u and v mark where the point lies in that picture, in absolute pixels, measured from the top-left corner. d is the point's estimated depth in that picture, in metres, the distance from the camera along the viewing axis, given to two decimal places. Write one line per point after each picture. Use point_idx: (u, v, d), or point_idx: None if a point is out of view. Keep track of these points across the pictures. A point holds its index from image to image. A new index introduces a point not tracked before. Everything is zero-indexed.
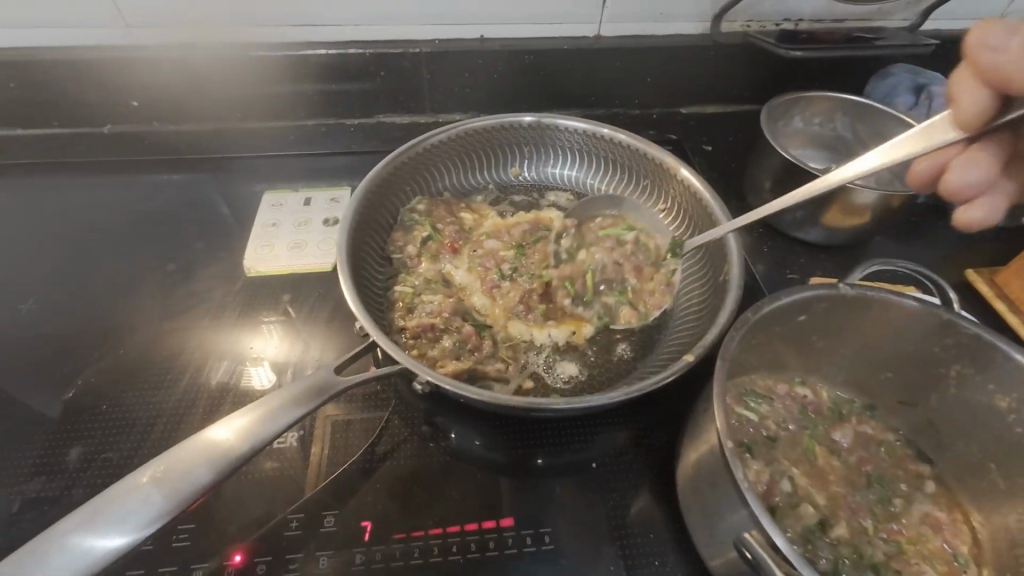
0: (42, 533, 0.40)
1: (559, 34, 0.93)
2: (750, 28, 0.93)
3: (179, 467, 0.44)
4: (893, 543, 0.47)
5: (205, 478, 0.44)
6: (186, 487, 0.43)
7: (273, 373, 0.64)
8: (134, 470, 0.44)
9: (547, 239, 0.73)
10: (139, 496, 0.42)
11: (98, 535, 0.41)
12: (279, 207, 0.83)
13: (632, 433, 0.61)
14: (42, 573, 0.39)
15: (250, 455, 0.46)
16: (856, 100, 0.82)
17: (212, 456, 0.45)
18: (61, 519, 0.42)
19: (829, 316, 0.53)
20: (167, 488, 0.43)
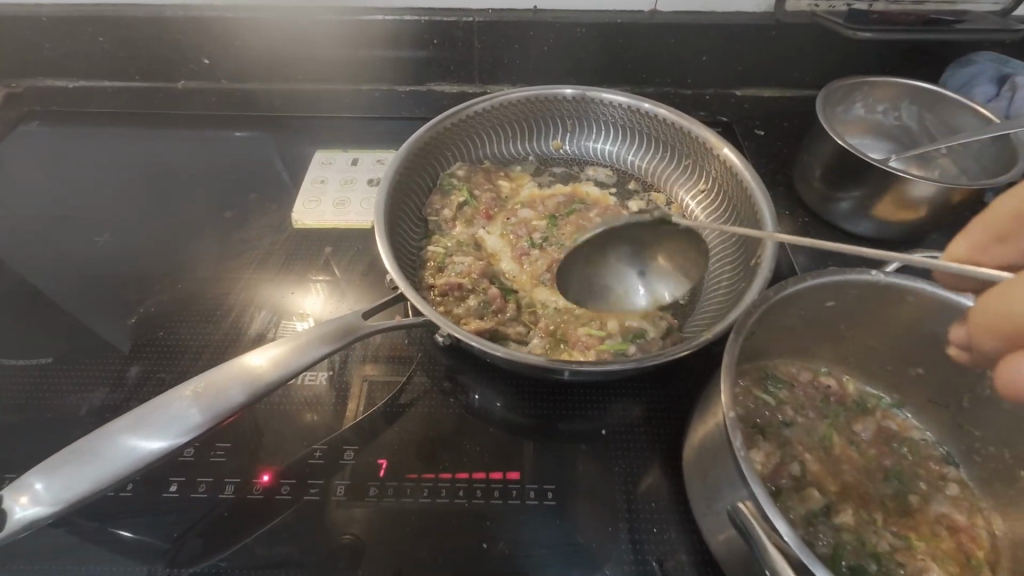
0: (98, 429, 0.46)
1: (613, 7, 0.92)
2: (818, 7, 0.88)
3: (216, 386, 0.48)
4: (902, 537, 0.46)
5: (238, 399, 0.49)
6: (221, 404, 0.48)
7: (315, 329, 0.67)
8: (179, 384, 0.49)
9: (580, 212, 0.74)
10: (180, 407, 0.47)
11: (144, 437, 0.46)
12: (328, 165, 0.87)
13: (645, 406, 0.62)
14: (96, 462, 0.44)
15: (279, 383, 0.50)
16: (925, 88, 0.77)
17: (245, 379, 0.49)
18: (115, 419, 0.47)
19: (861, 304, 0.51)
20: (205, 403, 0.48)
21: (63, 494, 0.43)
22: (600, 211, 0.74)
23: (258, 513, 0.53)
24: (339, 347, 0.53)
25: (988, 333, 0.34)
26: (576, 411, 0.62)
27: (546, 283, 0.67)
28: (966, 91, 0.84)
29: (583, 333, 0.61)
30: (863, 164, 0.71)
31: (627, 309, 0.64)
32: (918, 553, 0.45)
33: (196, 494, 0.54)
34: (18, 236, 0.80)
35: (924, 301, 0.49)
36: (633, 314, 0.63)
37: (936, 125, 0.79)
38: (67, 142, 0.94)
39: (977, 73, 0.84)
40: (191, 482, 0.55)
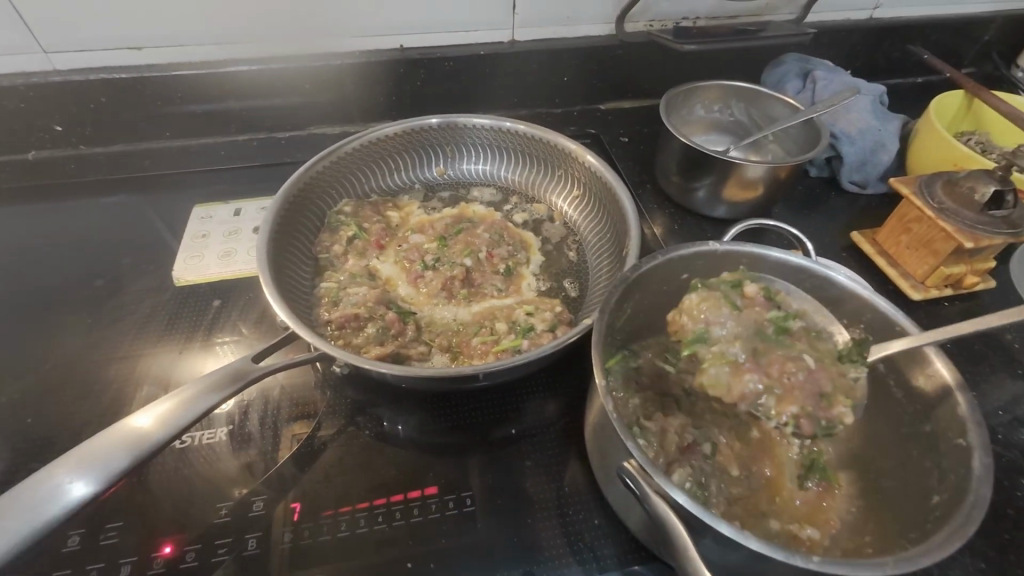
0: None
1: (475, 40, 0.99)
2: (652, 27, 1.01)
3: (91, 459, 0.46)
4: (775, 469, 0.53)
5: (119, 468, 0.46)
6: (98, 477, 0.45)
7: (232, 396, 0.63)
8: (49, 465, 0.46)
9: (469, 229, 0.78)
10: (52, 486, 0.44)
11: (8, 530, 0.42)
12: (209, 218, 0.85)
13: (550, 400, 0.66)
14: None
15: (163, 443, 0.48)
16: (744, 86, 0.90)
17: (126, 445, 0.47)
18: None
19: (710, 273, 0.57)
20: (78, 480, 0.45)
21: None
22: (486, 226, 0.78)
23: None
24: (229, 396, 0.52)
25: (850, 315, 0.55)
26: (487, 417, 0.64)
27: (442, 301, 0.70)
28: (781, 86, 0.99)
29: (480, 342, 0.64)
30: (706, 155, 0.81)
31: (517, 313, 0.67)
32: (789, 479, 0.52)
33: None
34: None
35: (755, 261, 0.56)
36: (526, 315, 0.66)
37: (761, 116, 0.92)
38: None
39: (787, 71, 0.99)
40: (77, 573, 0.50)
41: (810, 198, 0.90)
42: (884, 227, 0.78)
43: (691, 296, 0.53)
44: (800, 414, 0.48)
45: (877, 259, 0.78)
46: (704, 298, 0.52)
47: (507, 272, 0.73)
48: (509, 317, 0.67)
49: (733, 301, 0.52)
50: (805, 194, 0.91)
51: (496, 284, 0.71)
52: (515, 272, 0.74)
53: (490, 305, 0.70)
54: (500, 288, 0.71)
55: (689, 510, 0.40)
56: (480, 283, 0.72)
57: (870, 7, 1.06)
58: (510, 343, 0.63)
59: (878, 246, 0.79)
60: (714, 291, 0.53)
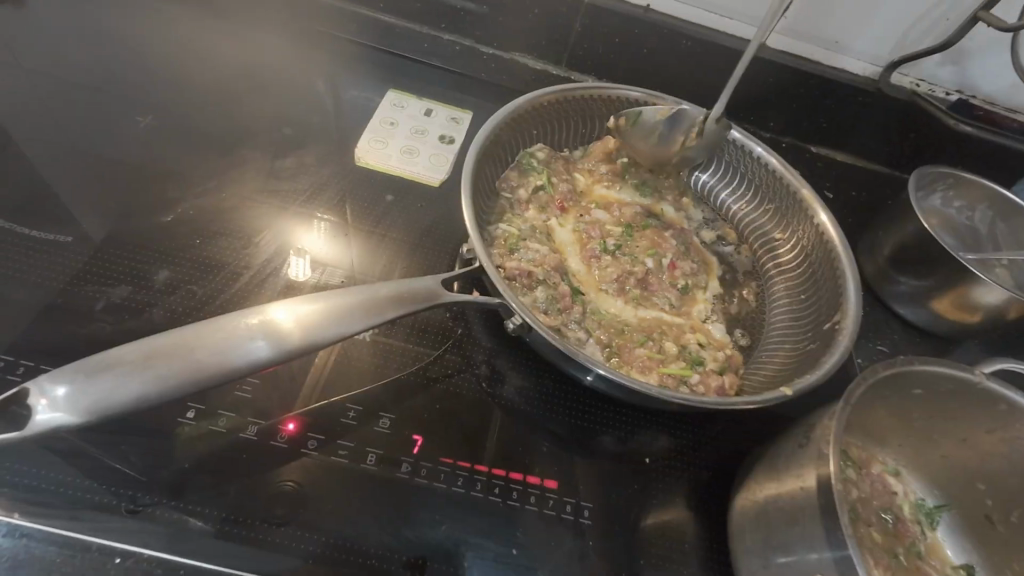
0: (104, 354, 0.40)
1: (724, 30, 0.89)
2: (919, 88, 0.88)
3: (246, 335, 0.44)
4: None
5: (266, 353, 0.44)
6: (248, 356, 0.44)
7: (309, 268, 0.62)
8: (205, 323, 0.44)
9: (657, 228, 0.72)
10: (207, 349, 0.42)
11: (158, 374, 0.40)
12: (399, 109, 0.81)
13: (687, 444, 0.60)
14: (104, 389, 0.39)
15: (310, 344, 0.46)
16: (1010, 196, 0.78)
17: (273, 334, 0.45)
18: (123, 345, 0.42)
19: (947, 400, 0.49)
20: (229, 351, 0.43)
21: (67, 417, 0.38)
22: (675, 233, 0.72)
23: (279, 462, 0.49)
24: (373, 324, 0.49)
25: None
26: (618, 431, 0.60)
27: (611, 292, 0.65)
28: None
29: (646, 355, 0.58)
30: (942, 256, 0.71)
31: (685, 340, 0.61)
32: None
33: (215, 426, 0.49)
34: (46, 96, 0.72)
35: (1013, 411, 0.48)
36: (697, 346, 0.61)
37: (1006, 235, 0.80)
38: (119, 7, 0.85)
39: None
40: (210, 413, 0.50)
41: (1022, 345, 0.78)
42: None
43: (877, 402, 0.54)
44: None
45: None
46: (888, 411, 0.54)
47: (684, 289, 0.67)
48: (678, 339, 0.62)
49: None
50: (1016, 336, 0.79)
51: (669, 299, 0.65)
52: (693, 295, 0.67)
53: (656, 318, 0.64)
54: (673, 304, 0.65)
55: None
56: (654, 291, 0.66)
57: None
58: (677, 369, 0.57)
59: None
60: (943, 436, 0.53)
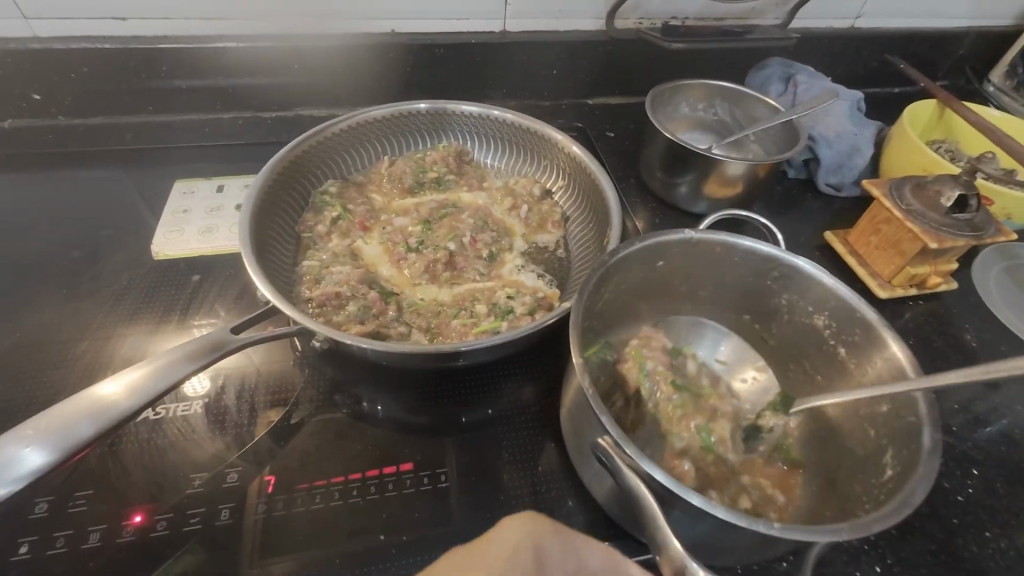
0: None
1: (467, 29, 0.98)
2: (642, 25, 1.02)
3: (65, 420, 0.47)
4: (733, 456, 0.55)
5: (90, 430, 0.47)
6: (68, 439, 0.46)
7: (208, 381, 0.62)
8: (19, 426, 0.47)
9: (454, 214, 0.79)
10: (33, 445, 0.45)
11: None
12: (191, 194, 0.84)
13: (532, 385, 0.66)
14: None
15: (136, 409, 0.49)
16: (729, 86, 0.92)
17: (98, 412, 0.48)
18: None
19: (685, 260, 0.59)
20: (48, 442, 0.46)
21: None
22: (471, 212, 0.79)
23: (131, 555, 0.50)
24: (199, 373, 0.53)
25: (887, 250, 0.76)
26: (464, 397, 0.65)
27: (425, 284, 0.70)
28: (763, 90, 1.01)
29: (460, 323, 0.64)
30: (689, 153, 0.83)
31: (495, 299, 0.68)
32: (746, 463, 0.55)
33: (53, 550, 0.49)
34: None
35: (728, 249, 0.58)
36: (507, 298, 0.68)
37: (743, 117, 0.94)
38: None
39: (770, 75, 1.01)
40: (46, 539, 0.50)
41: (788, 199, 0.92)
42: (857, 229, 0.80)
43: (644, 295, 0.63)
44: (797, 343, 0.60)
45: (848, 258, 0.80)
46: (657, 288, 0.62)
47: (490, 257, 0.74)
48: (491, 299, 0.68)
49: (769, 297, 0.60)
50: (783, 194, 0.93)
51: (478, 269, 0.72)
52: (500, 256, 0.75)
53: (470, 291, 0.70)
54: (482, 273, 0.72)
55: (655, 482, 0.41)
56: (463, 268, 0.72)
57: (852, 17, 1.08)
58: (489, 324, 0.64)
59: (850, 246, 0.81)
60: (704, 289, 0.63)
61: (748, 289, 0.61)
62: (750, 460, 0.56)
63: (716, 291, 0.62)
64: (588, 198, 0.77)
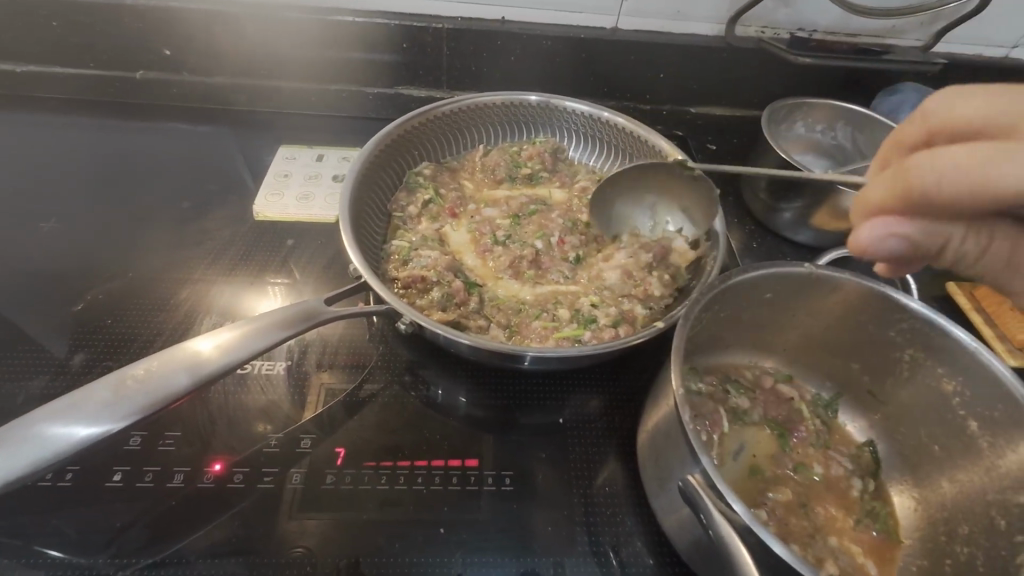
0: (23, 416, 0.45)
1: (577, 23, 0.95)
2: (764, 34, 0.95)
3: (163, 369, 0.49)
4: (823, 516, 0.51)
5: (184, 383, 0.49)
6: (165, 388, 0.48)
7: None
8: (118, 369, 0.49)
9: (544, 211, 0.77)
10: (129, 390, 0.47)
11: (78, 423, 0.45)
12: (292, 160, 0.86)
13: (605, 398, 0.64)
14: (26, 442, 0.43)
15: (227, 368, 0.51)
16: (857, 109, 0.84)
17: (192, 366, 0.50)
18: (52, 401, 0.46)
19: (794, 295, 0.55)
20: (145, 389, 0.48)
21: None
22: (561, 212, 0.77)
23: (208, 501, 0.52)
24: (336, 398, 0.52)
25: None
26: (537, 401, 0.63)
27: (508, 279, 0.69)
28: (893, 117, 0.92)
29: (541, 326, 0.63)
30: (804, 177, 0.77)
31: (577, 306, 0.66)
32: (836, 525, 0.50)
33: (141, 483, 0.52)
34: None
35: (848, 291, 0.53)
36: (591, 306, 0.65)
37: (867, 145, 0.86)
38: (16, 129, 0.90)
39: (903, 100, 0.92)
40: (136, 471, 0.53)
41: None
42: (989, 284, 0.71)
43: (743, 327, 0.59)
44: (913, 404, 0.55)
45: (973, 315, 0.72)
46: (758, 321, 0.58)
47: (576, 260, 0.72)
48: (574, 303, 0.67)
49: (887, 350, 0.55)
50: None
51: (563, 271, 0.70)
52: (587, 261, 0.72)
53: (553, 293, 0.68)
54: (567, 276, 0.70)
55: (752, 535, 0.38)
56: (547, 268, 0.70)
57: (1008, 47, 0.96)
58: (571, 331, 0.62)
59: (976, 302, 0.72)
60: (808, 329, 0.58)
61: (861, 336, 0.56)
62: (842, 522, 0.51)
63: (823, 332, 0.58)
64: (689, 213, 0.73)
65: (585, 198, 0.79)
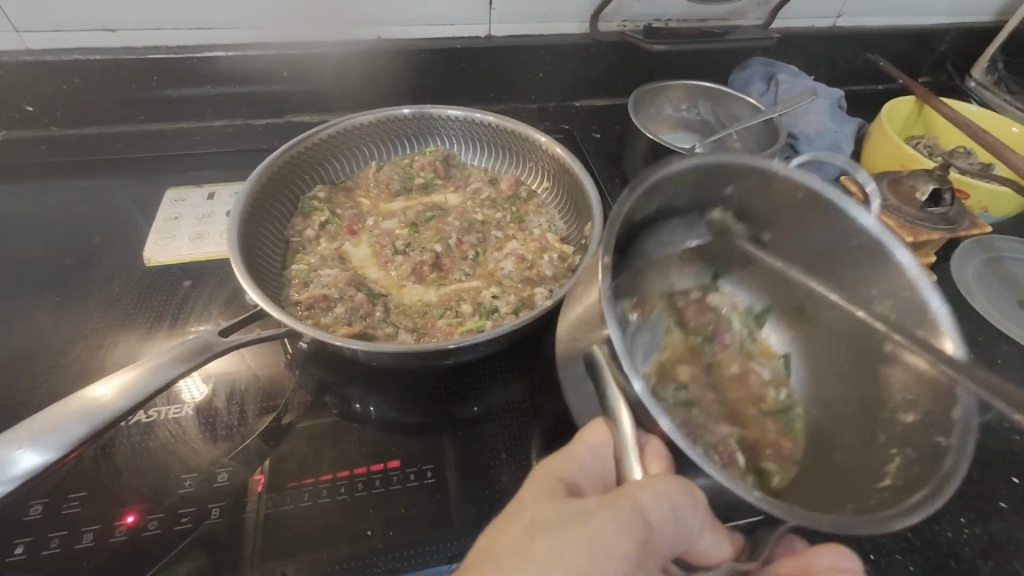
0: None
1: (453, 35, 0.99)
2: (626, 27, 1.03)
3: (60, 420, 0.48)
4: (714, 448, 0.57)
5: (84, 430, 0.48)
6: (63, 438, 0.47)
7: (205, 387, 0.63)
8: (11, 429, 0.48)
9: (441, 217, 0.80)
10: (23, 448, 0.46)
11: None
12: (181, 201, 0.85)
13: (516, 382, 0.67)
14: None
15: (129, 410, 0.50)
16: (710, 86, 0.93)
17: (91, 412, 0.49)
18: None
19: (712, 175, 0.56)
20: (42, 443, 0.47)
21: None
22: (457, 215, 0.81)
23: (122, 554, 0.51)
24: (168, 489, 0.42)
25: None
26: (455, 394, 0.66)
27: (412, 285, 0.72)
28: (746, 89, 1.03)
29: (446, 323, 0.66)
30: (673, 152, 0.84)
31: (478, 300, 0.69)
32: (726, 453, 0.56)
33: (46, 550, 0.50)
34: None
35: None
36: (492, 298, 0.69)
37: (725, 116, 0.96)
38: None
39: (753, 74, 1.03)
40: (40, 539, 0.51)
41: None
42: None
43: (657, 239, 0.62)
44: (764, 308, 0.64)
45: None
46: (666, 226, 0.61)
47: (475, 257, 0.75)
48: (476, 298, 0.70)
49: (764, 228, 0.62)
50: None
51: (464, 269, 0.74)
52: (486, 256, 0.76)
53: (455, 291, 0.71)
54: (468, 273, 0.74)
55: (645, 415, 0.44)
56: (448, 269, 0.73)
57: (833, 17, 1.09)
58: (473, 324, 0.65)
59: None
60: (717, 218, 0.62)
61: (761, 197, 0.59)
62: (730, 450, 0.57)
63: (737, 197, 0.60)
64: (574, 196, 0.78)
65: (479, 198, 0.83)
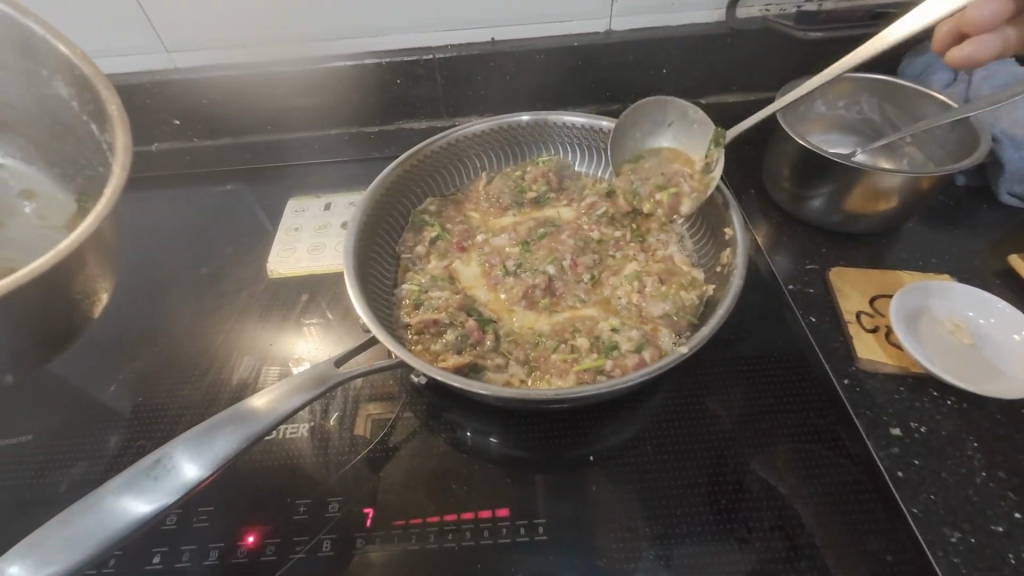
0: (84, 500, 0.46)
1: (569, 31, 0.91)
2: (769, 12, 0.89)
3: (208, 438, 0.50)
4: None
5: (229, 448, 0.49)
6: (211, 458, 0.49)
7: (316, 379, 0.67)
8: (162, 447, 0.49)
9: (555, 233, 0.74)
10: (177, 468, 0.48)
11: (131, 504, 0.46)
12: (301, 213, 0.87)
13: (633, 427, 0.59)
14: (82, 530, 0.45)
15: (269, 429, 0.51)
16: (880, 78, 0.78)
17: (236, 430, 0.50)
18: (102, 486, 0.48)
19: None
20: (194, 461, 0.49)
21: (57, 563, 0.44)
22: (572, 232, 0.74)
23: None
24: (91, 266, 0.57)
25: None
26: (569, 435, 0.60)
27: (523, 310, 0.67)
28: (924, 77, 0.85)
29: (560, 359, 0.61)
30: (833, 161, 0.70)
31: (597, 333, 0.63)
32: None
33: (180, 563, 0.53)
34: None
35: None
36: (611, 331, 0.63)
37: (897, 114, 0.79)
38: None
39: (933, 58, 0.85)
40: (174, 551, 0.53)
41: (956, 212, 0.77)
42: None
43: None
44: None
45: None
46: None
47: (591, 281, 0.69)
48: (592, 330, 0.64)
49: None
50: (947, 207, 0.77)
51: (578, 295, 0.68)
52: (603, 280, 0.69)
53: (567, 319, 0.66)
54: (582, 299, 0.68)
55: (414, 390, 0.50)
56: (561, 293, 0.68)
57: None
58: (591, 362, 0.59)
59: None
60: None
61: None
62: None
63: None
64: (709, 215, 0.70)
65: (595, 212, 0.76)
